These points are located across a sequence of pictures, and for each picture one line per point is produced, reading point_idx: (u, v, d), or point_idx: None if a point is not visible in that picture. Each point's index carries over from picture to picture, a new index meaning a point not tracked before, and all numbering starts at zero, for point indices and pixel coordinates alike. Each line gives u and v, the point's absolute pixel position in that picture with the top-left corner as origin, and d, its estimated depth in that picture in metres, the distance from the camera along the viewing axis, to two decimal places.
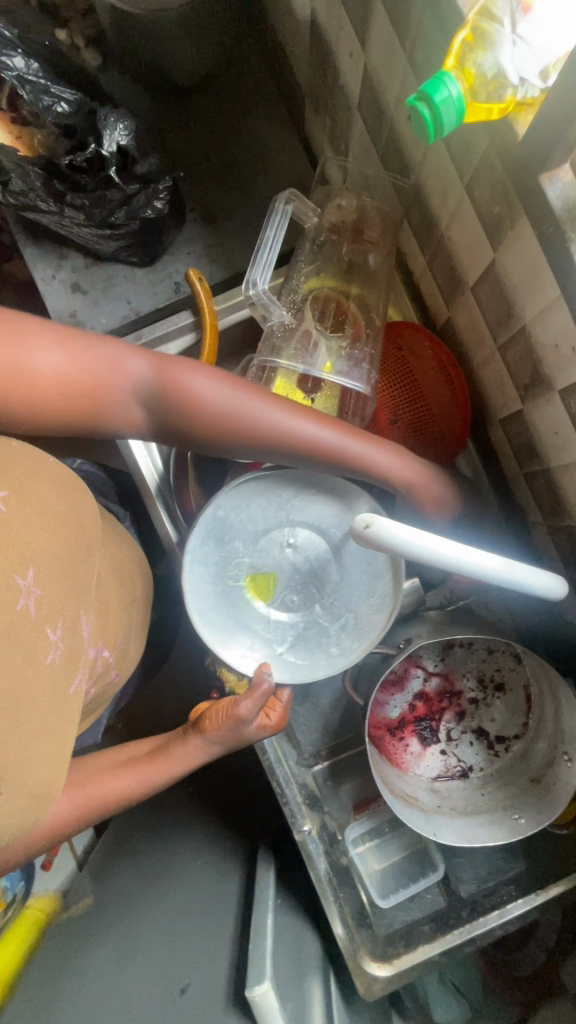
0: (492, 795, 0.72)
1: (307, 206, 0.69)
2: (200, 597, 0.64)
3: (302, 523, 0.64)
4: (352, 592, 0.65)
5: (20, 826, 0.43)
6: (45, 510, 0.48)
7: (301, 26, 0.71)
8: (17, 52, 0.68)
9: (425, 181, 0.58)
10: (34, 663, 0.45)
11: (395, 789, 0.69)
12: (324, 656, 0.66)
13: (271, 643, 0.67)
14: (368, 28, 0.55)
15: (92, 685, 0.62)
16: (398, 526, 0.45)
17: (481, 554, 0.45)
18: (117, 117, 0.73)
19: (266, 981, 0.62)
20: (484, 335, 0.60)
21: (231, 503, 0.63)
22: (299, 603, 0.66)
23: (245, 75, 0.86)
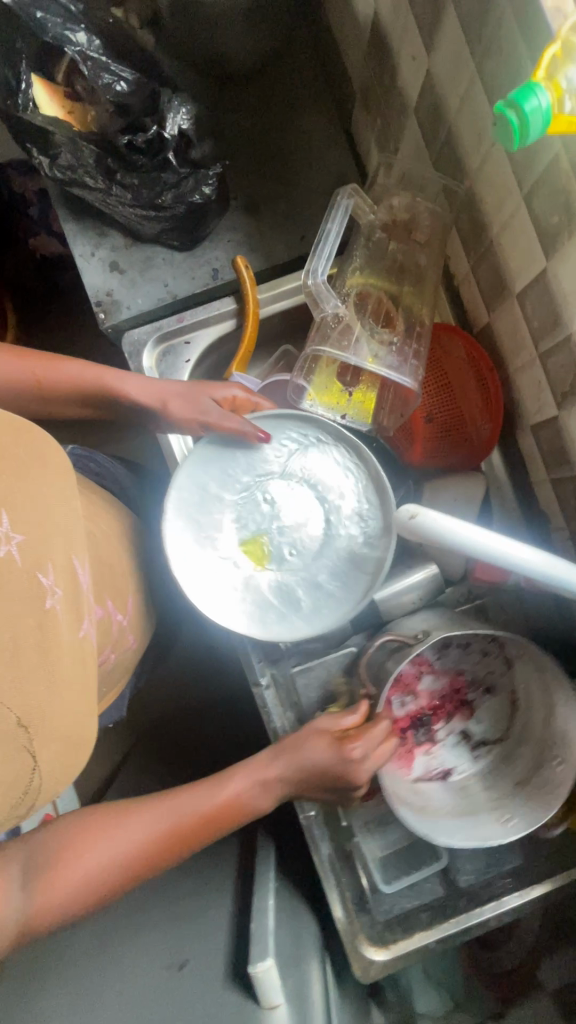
0: (475, 797, 0.73)
1: (366, 202, 0.71)
2: (193, 570, 0.66)
3: (271, 475, 0.69)
4: (340, 519, 0.68)
5: (48, 772, 0.49)
6: (32, 472, 0.52)
7: (361, 27, 0.72)
8: (81, 27, 0.68)
9: (480, 188, 0.59)
10: (31, 607, 0.48)
11: (387, 788, 0.69)
12: (333, 605, 0.67)
13: (287, 618, 0.67)
14: (437, 34, 0.56)
15: (113, 653, 0.70)
16: (441, 518, 0.48)
17: (507, 540, 0.48)
18: (181, 101, 0.72)
19: (270, 958, 0.62)
20: (524, 341, 0.62)
21: (195, 470, 0.68)
22: (294, 553, 0.68)
23: (294, 69, 0.86)
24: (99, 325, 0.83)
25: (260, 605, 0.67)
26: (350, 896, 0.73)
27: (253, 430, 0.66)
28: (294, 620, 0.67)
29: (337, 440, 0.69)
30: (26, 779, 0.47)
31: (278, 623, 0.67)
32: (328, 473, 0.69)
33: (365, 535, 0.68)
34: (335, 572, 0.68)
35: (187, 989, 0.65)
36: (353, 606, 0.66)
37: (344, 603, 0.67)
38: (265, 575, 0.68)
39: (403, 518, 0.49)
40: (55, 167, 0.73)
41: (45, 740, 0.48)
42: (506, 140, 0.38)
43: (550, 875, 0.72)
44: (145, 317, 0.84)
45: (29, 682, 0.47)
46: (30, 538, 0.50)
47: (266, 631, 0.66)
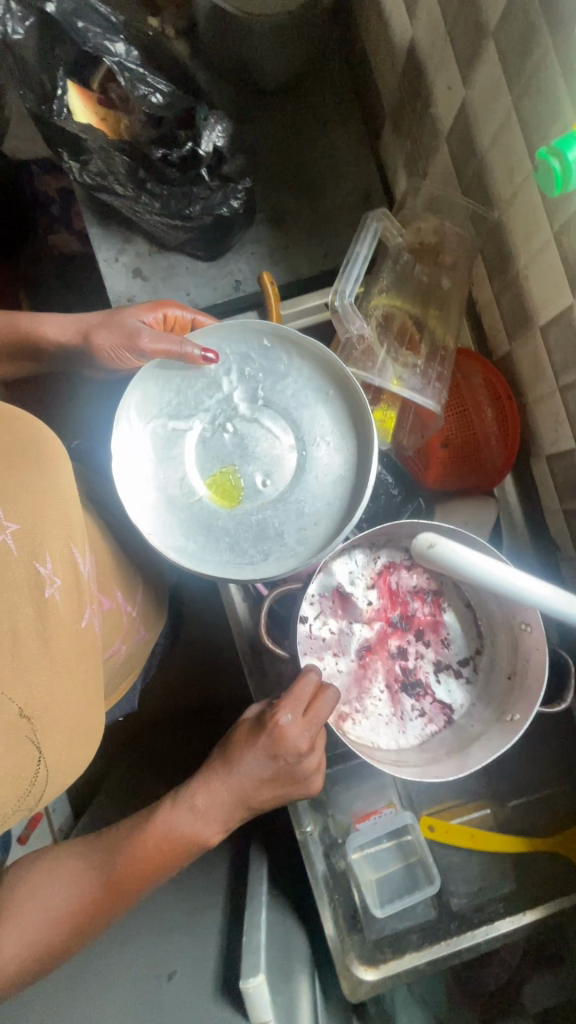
0: (478, 721, 0.70)
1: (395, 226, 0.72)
2: (153, 513, 0.61)
3: (227, 398, 0.64)
4: (306, 415, 0.64)
5: (54, 765, 0.50)
6: (24, 461, 0.49)
7: (395, 51, 0.73)
8: (120, 39, 0.69)
9: (510, 220, 0.60)
10: (29, 601, 0.47)
11: (374, 759, 0.64)
12: (321, 531, 0.61)
13: (269, 556, 0.61)
14: (474, 67, 0.57)
15: (124, 643, 0.71)
16: (460, 548, 0.49)
17: (518, 572, 0.48)
18: (217, 117, 0.73)
19: (261, 974, 0.61)
20: (545, 372, 0.62)
21: (140, 405, 0.62)
22: (265, 473, 0.63)
23: (324, 85, 0.87)
24: None
25: (236, 543, 0.61)
26: (341, 913, 0.73)
27: (190, 350, 0.62)
28: (278, 554, 0.61)
29: (298, 361, 0.64)
30: (28, 776, 0.48)
31: (261, 560, 0.61)
32: (291, 388, 0.64)
33: (338, 454, 0.63)
34: (309, 481, 0.62)
35: (175, 1000, 0.65)
36: (341, 527, 0.60)
37: (331, 527, 0.61)
38: (239, 511, 0.63)
39: (421, 547, 0.50)
40: (85, 172, 0.72)
41: (48, 732, 0.48)
42: (546, 182, 0.40)
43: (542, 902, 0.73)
44: None
45: (34, 668, 0.47)
46: (24, 529, 0.47)
47: (254, 569, 0.60)
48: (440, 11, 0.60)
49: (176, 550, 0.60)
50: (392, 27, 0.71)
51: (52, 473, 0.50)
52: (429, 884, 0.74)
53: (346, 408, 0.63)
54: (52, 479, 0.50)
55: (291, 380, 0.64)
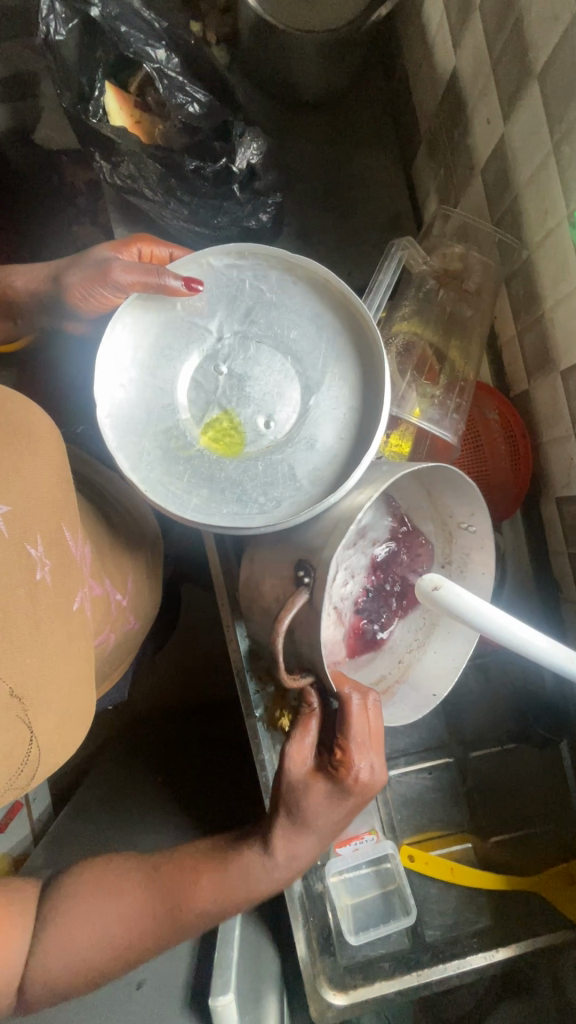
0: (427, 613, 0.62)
1: (419, 251, 0.70)
2: (145, 464, 0.54)
3: (219, 332, 0.56)
4: (303, 337, 0.56)
5: (45, 744, 0.48)
6: (16, 442, 0.47)
7: (435, 78, 0.72)
8: (161, 45, 0.69)
9: (539, 262, 0.59)
10: (23, 579, 0.45)
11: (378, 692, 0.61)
12: (334, 470, 0.54)
13: (278, 505, 0.54)
14: (515, 105, 0.57)
15: (113, 632, 0.69)
16: (464, 592, 0.49)
17: (521, 622, 0.49)
18: (252, 136, 0.72)
19: (230, 993, 0.61)
20: (562, 415, 0.62)
21: (118, 350, 0.54)
22: (268, 410, 0.56)
23: (362, 103, 0.86)
24: None
25: (243, 493, 0.54)
26: (314, 936, 0.72)
27: (172, 280, 0.54)
28: (286, 503, 0.54)
29: (289, 286, 0.56)
30: (22, 753, 0.46)
31: (272, 507, 0.54)
32: (287, 316, 0.56)
33: (344, 385, 0.56)
34: (312, 409, 0.55)
35: (142, 1008, 0.65)
36: (357, 466, 0.53)
37: (346, 467, 0.54)
38: (247, 455, 0.56)
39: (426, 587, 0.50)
40: (115, 175, 0.72)
41: (41, 714, 0.47)
42: None
43: (515, 939, 0.72)
44: None
45: (25, 654, 0.45)
46: (18, 508, 0.45)
47: (265, 519, 0.53)
48: (487, 44, 0.59)
49: (178, 506, 0.53)
50: (435, 54, 0.71)
51: (43, 455, 0.50)
52: (406, 915, 0.73)
53: (353, 344, 0.56)
54: (43, 461, 0.49)
55: (288, 312, 0.56)
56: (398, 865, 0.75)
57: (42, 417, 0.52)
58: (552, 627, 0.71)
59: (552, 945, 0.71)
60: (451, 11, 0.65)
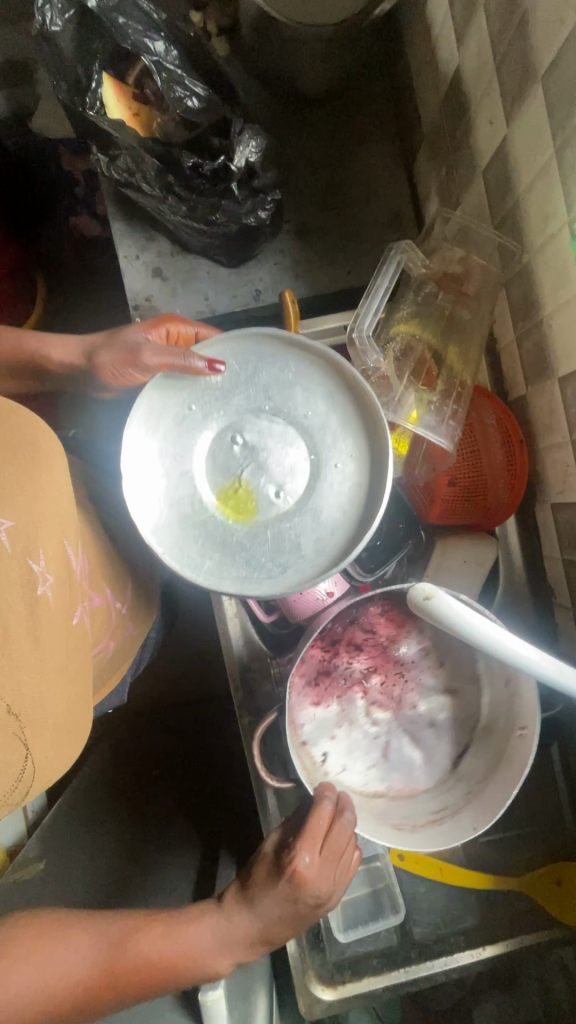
0: (503, 744, 0.64)
1: (417, 255, 0.70)
2: (169, 532, 0.59)
3: (235, 408, 0.61)
4: (315, 414, 0.60)
5: (41, 759, 0.48)
6: (21, 459, 0.48)
7: (439, 74, 0.71)
8: (160, 36, 0.67)
9: (539, 268, 0.59)
10: (21, 596, 0.46)
11: (418, 827, 0.62)
12: (337, 541, 0.59)
13: (285, 570, 0.58)
14: (518, 108, 0.56)
15: (112, 639, 0.70)
16: (456, 603, 0.50)
17: (511, 633, 0.49)
18: (252, 134, 0.70)
19: (221, 989, 0.62)
20: (559, 422, 0.61)
21: (147, 420, 0.60)
22: (279, 483, 0.60)
23: (365, 100, 0.85)
24: None
25: (253, 559, 0.59)
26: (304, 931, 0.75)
27: (195, 362, 0.59)
28: (295, 566, 0.58)
29: (306, 367, 0.61)
30: (16, 770, 0.46)
31: (278, 571, 0.58)
32: (298, 394, 0.61)
33: (352, 458, 0.60)
34: (319, 483, 0.60)
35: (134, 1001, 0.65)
36: (360, 537, 0.57)
37: (350, 536, 0.58)
38: (256, 523, 0.59)
39: (417, 596, 0.51)
40: (112, 168, 0.71)
41: (37, 731, 0.47)
42: None
43: (502, 938, 0.74)
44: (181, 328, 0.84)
45: (22, 671, 0.45)
46: (19, 526, 0.46)
47: (273, 584, 0.58)
48: (491, 44, 0.58)
49: (192, 570, 0.58)
50: (439, 51, 0.69)
51: (50, 475, 0.50)
52: (394, 914, 0.74)
53: (361, 420, 0.60)
54: (50, 478, 0.50)
55: (300, 387, 0.61)
56: (387, 862, 0.76)
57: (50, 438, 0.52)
58: (546, 632, 0.71)
59: (537, 944, 0.73)
60: (456, 7, 0.64)
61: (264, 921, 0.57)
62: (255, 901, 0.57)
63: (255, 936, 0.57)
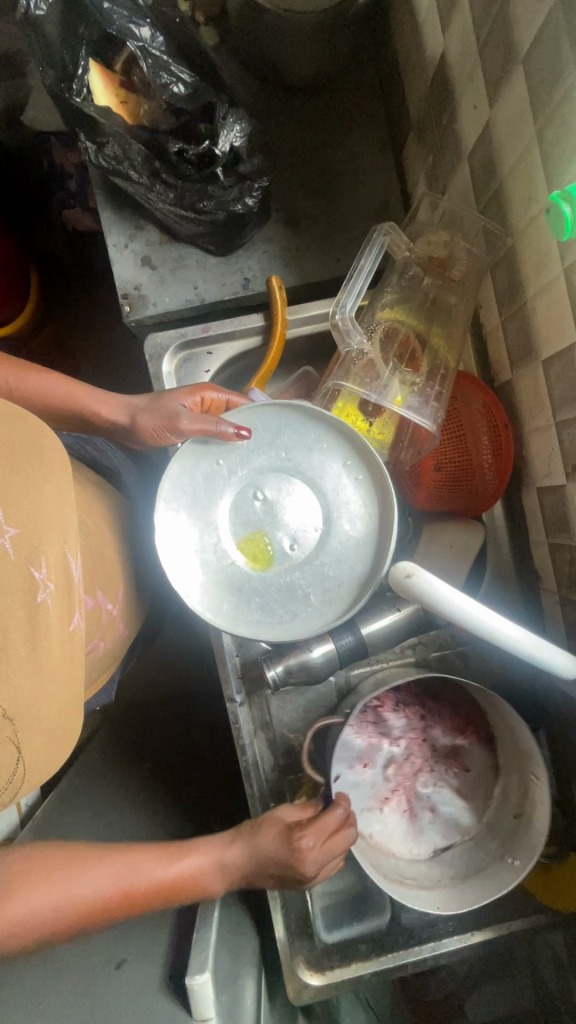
0: (483, 856, 0.71)
1: (402, 237, 0.71)
2: (194, 580, 0.65)
3: (259, 464, 0.67)
4: (329, 482, 0.67)
5: (34, 754, 0.48)
6: (26, 462, 0.49)
7: (425, 61, 0.71)
8: (146, 22, 0.68)
9: (521, 250, 0.59)
10: (21, 601, 0.45)
11: (389, 878, 0.69)
12: (342, 591, 0.66)
13: (294, 612, 0.66)
14: (500, 90, 0.56)
15: (103, 639, 0.69)
16: (438, 580, 0.50)
17: (494, 612, 0.50)
18: (236, 118, 0.71)
19: (208, 972, 0.61)
20: (543, 405, 0.62)
21: (178, 477, 0.66)
22: (295, 549, 0.66)
23: (354, 90, 0.85)
24: (123, 318, 0.84)
25: (266, 603, 0.66)
26: (293, 918, 0.75)
27: (224, 428, 0.65)
28: (304, 611, 0.66)
29: (323, 434, 0.67)
30: (9, 770, 0.46)
31: (288, 616, 0.66)
32: (318, 462, 0.67)
33: (360, 518, 0.67)
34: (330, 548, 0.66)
35: (122, 985, 0.65)
36: (364, 590, 0.64)
37: (354, 587, 0.65)
38: (270, 573, 0.66)
39: (399, 574, 0.51)
40: (100, 155, 0.71)
41: (30, 734, 0.47)
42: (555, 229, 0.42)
43: (492, 923, 0.73)
44: (171, 316, 0.84)
45: (18, 676, 0.45)
46: (22, 530, 0.46)
47: (283, 629, 0.65)
48: (474, 28, 0.59)
49: (211, 611, 0.65)
50: (424, 38, 0.70)
51: (54, 482, 0.51)
52: (379, 914, 0.75)
53: (370, 482, 0.66)
54: (52, 487, 0.51)
55: (319, 452, 0.67)
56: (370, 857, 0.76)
57: (55, 444, 0.54)
58: (534, 618, 0.71)
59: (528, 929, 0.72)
60: None
61: (257, 860, 0.63)
62: (255, 840, 0.63)
63: (246, 871, 0.63)
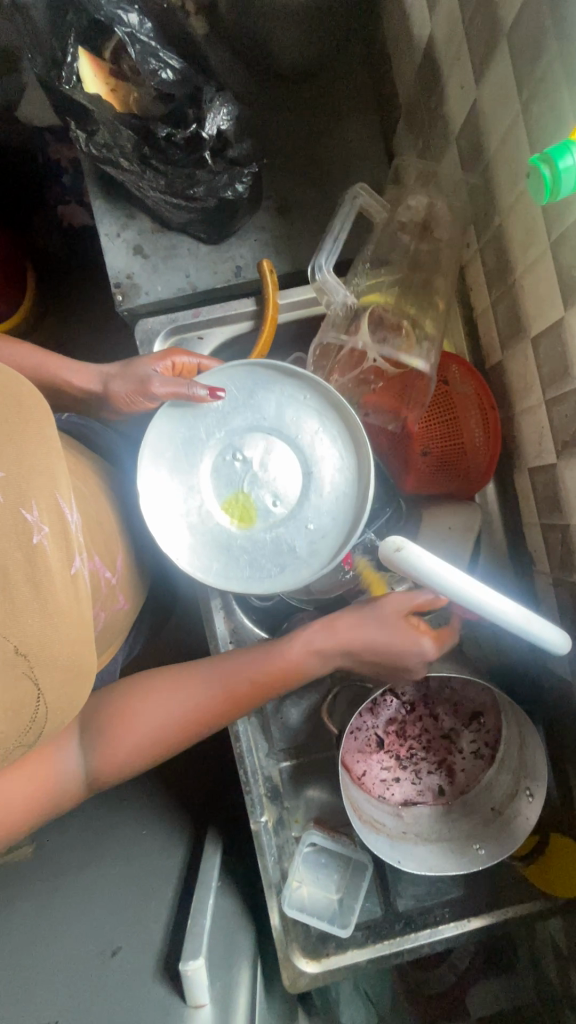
0: (454, 830, 0.73)
1: (379, 203, 0.75)
2: (182, 542, 0.67)
3: (235, 423, 0.68)
4: (298, 434, 0.68)
5: (58, 690, 0.48)
6: (8, 412, 0.48)
7: (413, 45, 0.71)
8: (133, 9, 0.68)
9: (509, 226, 0.59)
10: (17, 544, 0.44)
11: (364, 819, 0.70)
12: (328, 542, 0.67)
13: (282, 564, 0.67)
14: (485, 68, 0.56)
15: (103, 609, 0.68)
16: (427, 555, 0.50)
17: (489, 591, 0.50)
18: (223, 100, 0.71)
19: (202, 958, 0.61)
20: (533, 384, 0.61)
21: (158, 441, 0.67)
22: (282, 505, 0.68)
23: (343, 77, 0.85)
24: (115, 306, 0.84)
25: (255, 561, 0.67)
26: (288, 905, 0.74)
27: (199, 392, 0.67)
28: (296, 559, 0.67)
29: (297, 392, 0.69)
30: (30, 711, 0.46)
31: (279, 572, 0.67)
32: (290, 417, 0.68)
33: (340, 476, 0.68)
34: (308, 502, 0.67)
35: (116, 976, 0.64)
36: (348, 537, 0.66)
37: (337, 539, 0.67)
38: (255, 529, 0.68)
39: (388, 549, 0.51)
40: (91, 144, 0.72)
41: (49, 668, 0.47)
42: (537, 194, 0.41)
43: (488, 909, 0.72)
44: (163, 305, 0.84)
45: (25, 612, 0.44)
46: (9, 473, 0.45)
47: (273, 583, 0.66)
48: (459, 8, 0.59)
49: (202, 570, 0.66)
50: (411, 20, 0.70)
51: (38, 427, 0.50)
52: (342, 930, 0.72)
53: (345, 433, 0.68)
54: (37, 431, 0.49)
55: (293, 406, 0.69)
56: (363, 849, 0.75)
57: (37, 399, 0.52)
58: (527, 601, 0.71)
59: (525, 915, 0.71)
60: None
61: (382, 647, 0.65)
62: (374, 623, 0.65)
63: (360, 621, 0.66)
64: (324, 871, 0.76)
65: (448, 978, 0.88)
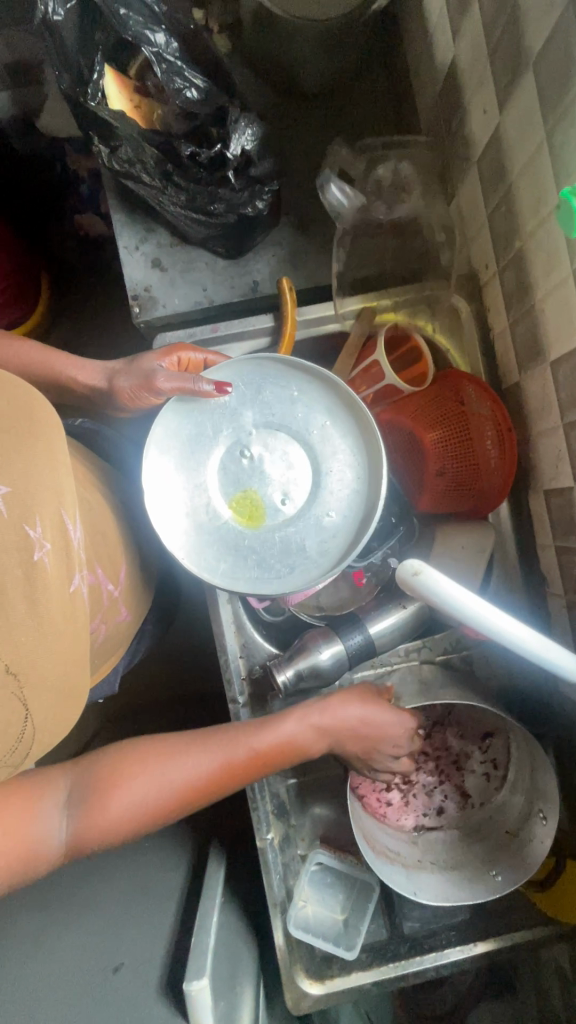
0: (467, 854, 0.72)
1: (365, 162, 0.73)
2: (188, 543, 0.66)
3: (243, 420, 0.69)
4: (305, 429, 0.68)
5: (46, 709, 0.48)
6: (23, 427, 0.49)
7: (436, 68, 0.71)
8: (160, 28, 0.69)
9: (532, 251, 0.59)
10: (17, 559, 0.44)
11: (374, 845, 0.69)
12: (339, 541, 0.67)
13: (291, 560, 0.67)
14: (509, 95, 0.57)
15: (105, 623, 0.69)
16: (444, 578, 0.49)
17: (507, 616, 0.50)
18: (247, 121, 0.73)
19: (206, 978, 0.60)
20: (551, 408, 0.61)
21: (164, 439, 0.67)
22: (292, 502, 0.68)
23: (364, 97, 0.86)
24: (132, 318, 0.84)
25: (263, 561, 0.67)
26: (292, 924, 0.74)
27: (205, 385, 0.66)
28: (306, 555, 0.67)
29: (309, 390, 0.69)
30: (16, 730, 0.46)
31: (288, 571, 0.66)
32: (299, 414, 0.69)
33: (350, 474, 0.68)
34: (317, 498, 0.68)
35: (119, 994, 0.64)
36: (358, 534, 0.65)
37: (346, 536, 0.66)
38: (264, 527, 0.68)
39: (406, 572, 0.50)
40: (113, 158, 0.71)
41: (35, 690, 0.47)
42: (566, 223, 0.42)
43: (494, 934, 0.72)
44: (180, 318, 0.85)
45: (18, 627, 0.44)
46: (16, 488, 0.45)
47: (282, 583, 0.66)
48: (484, 34, 0.59)
49: (209, 571, 0.66)
50: (435, 44, 0.71)
51: (48, 442, 0.51)
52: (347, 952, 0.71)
53: (356, 429, 0.68)
54: (44, 447, 0.50)
55: (302, 402, 0.69)
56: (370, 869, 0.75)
57: (49, 414, 0.53)
58: (540, 623, 0.71)
59: (530, 941, 0.70)
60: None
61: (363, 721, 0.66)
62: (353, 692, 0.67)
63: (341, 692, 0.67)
64: (330, 891, 0.76)
65: (451, 1000, 0.87)
